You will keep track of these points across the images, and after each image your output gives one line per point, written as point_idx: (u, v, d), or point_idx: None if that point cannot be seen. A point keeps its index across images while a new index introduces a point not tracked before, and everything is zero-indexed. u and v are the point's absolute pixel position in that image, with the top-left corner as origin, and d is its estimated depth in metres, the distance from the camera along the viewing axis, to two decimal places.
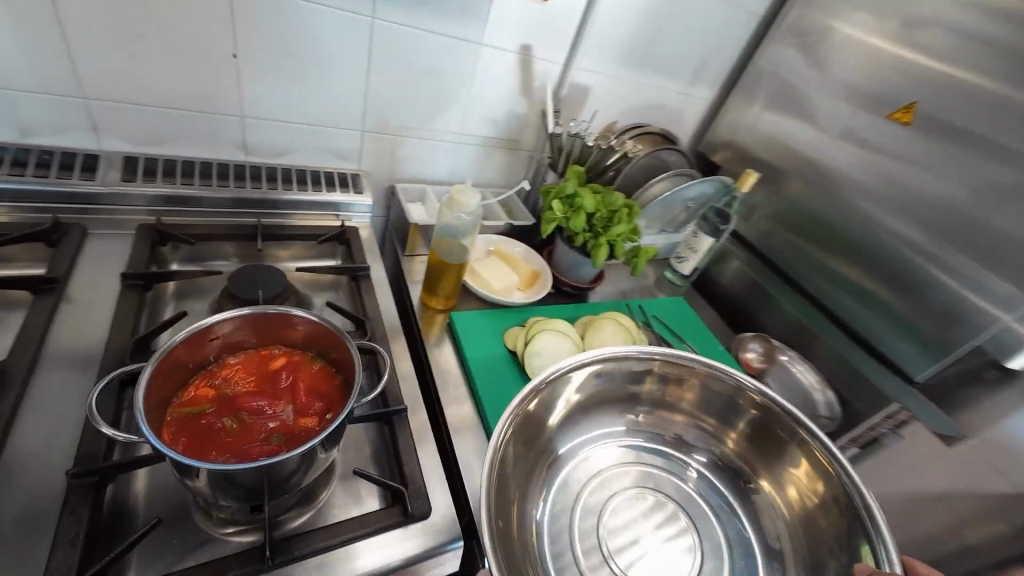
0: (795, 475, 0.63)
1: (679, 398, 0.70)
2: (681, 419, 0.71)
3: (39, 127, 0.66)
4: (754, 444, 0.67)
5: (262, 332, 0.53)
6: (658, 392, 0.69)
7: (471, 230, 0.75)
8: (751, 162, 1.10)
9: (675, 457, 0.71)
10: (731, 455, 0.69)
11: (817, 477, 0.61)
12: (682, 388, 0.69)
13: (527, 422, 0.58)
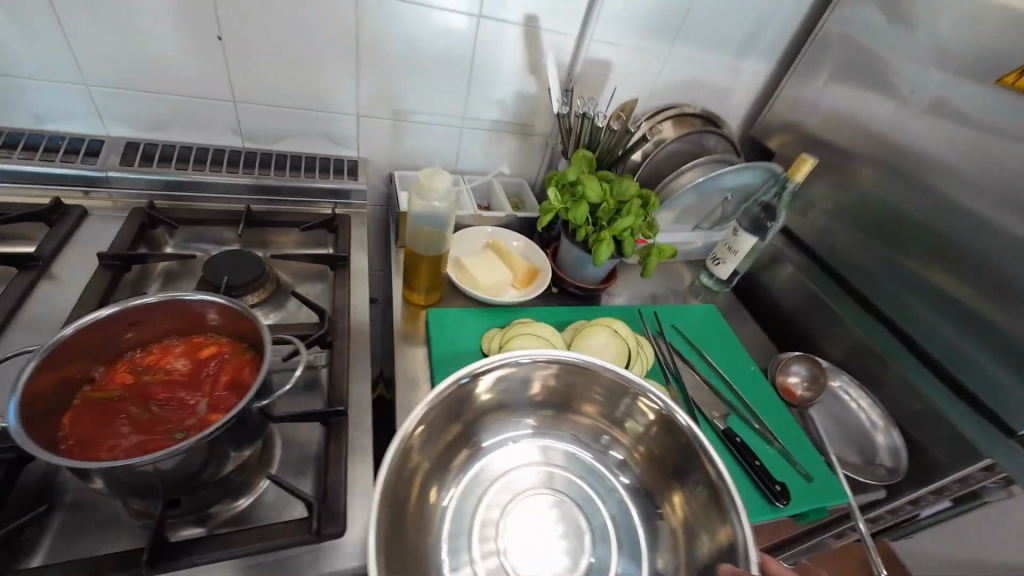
0: (699, 505, 0.51)
1: (581, 401, 0.59)
2: (587, 422, 0.59)
3: (49, 113, 0.70)
4: (668, 470, 0.55)
5: (186, 318, 0.50)
6: (558, 394, 0.58)
7: (448, 219, 0.68)
8: (813, 148, 0.91)
9: (589, 463, 0.59)
10: (646, 475, 0.56)
11: (715, 521, 0.48)
12: (598, 397, 0.58)
13: (434, 427, 0.51)
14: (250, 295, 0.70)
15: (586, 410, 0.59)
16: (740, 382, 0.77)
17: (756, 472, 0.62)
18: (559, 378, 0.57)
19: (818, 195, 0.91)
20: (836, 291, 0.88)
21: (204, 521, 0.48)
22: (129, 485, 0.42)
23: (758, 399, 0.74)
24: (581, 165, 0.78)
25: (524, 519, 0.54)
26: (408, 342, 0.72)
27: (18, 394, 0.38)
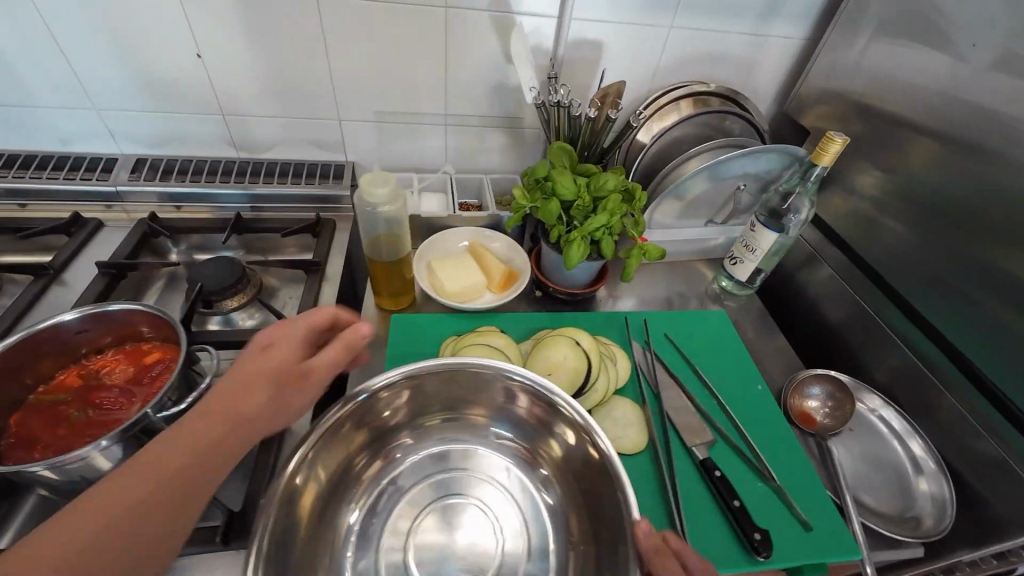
0: (597, 503, 0.49)
1: (474, 402, 0.57)
2: (481, 419, 0.58)
3: (74, 137, 0.80)
4: (572, 470, 0.53)
5: (131, 326, 0.53)
6: (451, 397, 0.57)
7: (400, 221, 0.66)
8: (854, 123, 0.75)
9: (481, 461, 0.58)
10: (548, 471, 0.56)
11: (609, 526, 0.46)
12: (505, 401, 0.56)
13: (338, 442, 0.50)
14: (230, 298, 0.74)
15: (477, 408, 0.57)
16: (737, 404, 0.66)
17: (734, 516, 0.53)
18: (460, 385, 0.55)
19: (862, 180, 0.75)
20: (883, 297, 0.72)
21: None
22: (60, 485, 0.45)
23: (756, 426, 0.64)
24: (561, 158, 0.71)
25: (433, 522, 0.53)
26: (373, 347, 0.71)
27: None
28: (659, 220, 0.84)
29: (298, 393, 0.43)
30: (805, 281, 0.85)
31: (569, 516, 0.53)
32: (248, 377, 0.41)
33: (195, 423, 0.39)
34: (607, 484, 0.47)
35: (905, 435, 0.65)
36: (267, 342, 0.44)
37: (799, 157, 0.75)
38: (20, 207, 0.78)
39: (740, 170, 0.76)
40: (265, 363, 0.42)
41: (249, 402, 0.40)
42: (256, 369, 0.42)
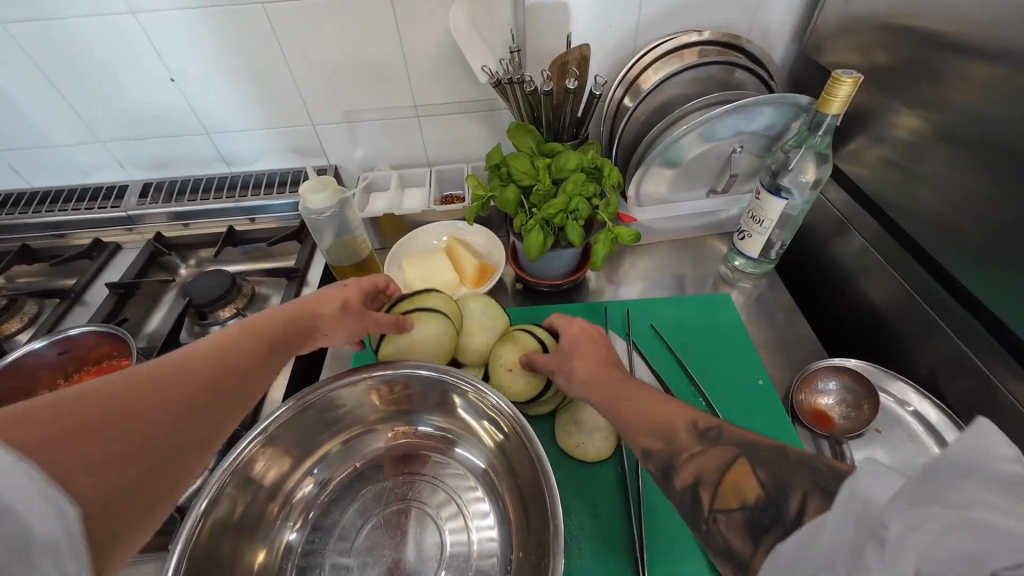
0: (528, 492, 0.46)
1: (400, 403, 0.55)
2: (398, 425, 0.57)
3: (91, 169, 0.88)
4: (504, 458, 0.50)
5: (102, 347, 0.57)
6: (378, 401, 0.55)
7: (350, 220, 0.65)
8: (881, 55, 0.61)
9: (411, 463, 0.55)
10: (485, 463, 0.53)
11: (540, 517, 0.43)
12: (431, 400, 0.54)
13: (272, 455, 0.50)
14: (221, 309, 0.77)
15: (404, 408, 0.56)
16: (727, 401, 0.58)
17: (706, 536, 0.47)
18: (372, 391, 0.54)
19: (896, 124, 0.61)
20: (927, 270, 0.59)
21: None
22: None
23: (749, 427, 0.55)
24: (524, 139, 0.65)
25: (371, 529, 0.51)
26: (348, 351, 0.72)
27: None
28: (648, 195, 0.75)
29: (352, 329, 0.49)
30: (834, 254, 0.72)
31: (508, 507, 0.50)
32: (325, 301, 0.48)
33: (242, 331, 0.42)
34: (531, 468, 0.45)
35: (946, 435, 0.55)
36: (342, 288, 0.50)
37: (803, 105, 0.62)
38: (57, 237, 0.88)
39: (735, 129, 0.65)
40: (338, 297, 0.49)
41: (318, 323, 0.47)
42: (327, 298, 0.48)
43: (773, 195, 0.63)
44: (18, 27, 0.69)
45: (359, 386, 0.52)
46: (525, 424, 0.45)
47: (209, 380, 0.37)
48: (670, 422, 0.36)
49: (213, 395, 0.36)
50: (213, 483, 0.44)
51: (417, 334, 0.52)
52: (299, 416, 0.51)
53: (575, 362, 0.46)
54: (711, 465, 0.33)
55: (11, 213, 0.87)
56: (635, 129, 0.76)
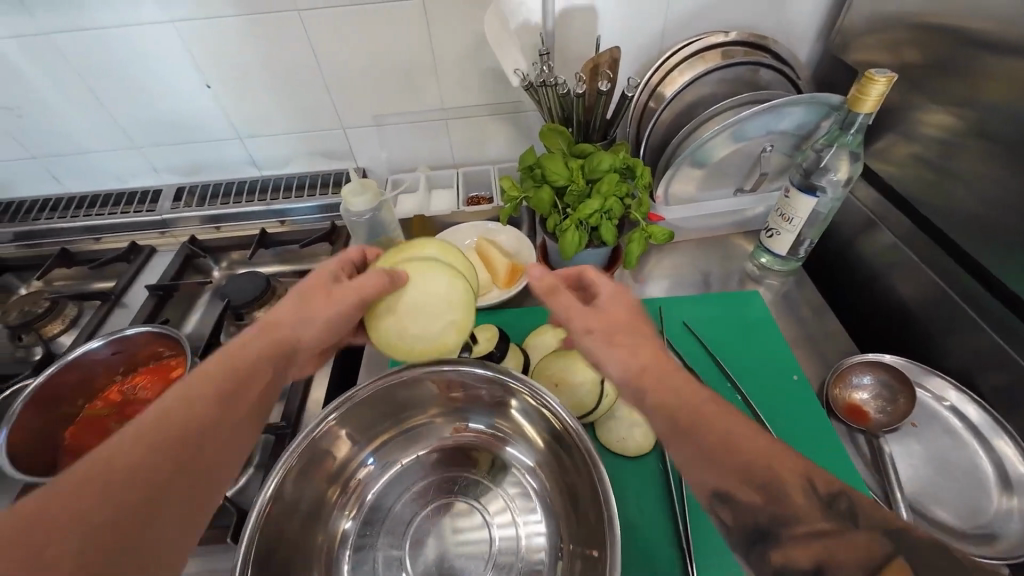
0: (580, 488, 0.47)
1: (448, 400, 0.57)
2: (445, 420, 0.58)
3: (127, 174, 0.90)
4: (554, 455, 0.52)
5: (156, 347, 0.59)
6: (426, 398, 0.56)
7: (390, 222, 0.67)
8: (911, 54, 0.62)
9: (460, 458, 0.56)
10: (533, 459, 0.54)
11: (593, 512, 0.44)
12: (480, 397, 0.55)
13: (327, 450, 0.52)
14: (257, 309, 0.79)
15: (451, 404, 0.57)
16: (764, 397, 0.59)
17: None
18: (419, 389, 0.55)
19: (926, 122, 0.62)
20: (960, 267, 0.59)
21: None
22: None
23: (786, 422, 0.57)
24: (556, 141, 0.67)
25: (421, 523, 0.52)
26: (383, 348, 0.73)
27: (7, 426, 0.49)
28: (677, 194, 0.76)
29: (331, 309, 0.46)
30: (860, 251, 0.73)
31: (557, 502, 0.51)
32: (283, 307, 0.46)
33: (209, 365, 0.41)
34: (585, 467, 0.46)
35: (988, 433, 0.55)
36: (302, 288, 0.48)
37: (836, 104, 0.63)
38: (93, 240, 0.91)
39: (766, 128, 0.66)
40: (298, 298, 0.47)
41: (287, 330, 0.45)
42: (289, 305, 0.47)
43: (803, 194, 0.64)
44: (61, 37, 0.71)
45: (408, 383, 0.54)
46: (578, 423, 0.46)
47: (190, 425, 0.36)
48: (778, 476, 0.31)
49: (189, 440, 0.36)
50: (278, 473, 0.45)
51: (418, 282, 0.49)
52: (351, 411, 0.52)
53: (602, 343, 0.43)
54: (850, 557, 0.28)
55: (50, 218, 0.89)
56: (662, 129, 0.77)
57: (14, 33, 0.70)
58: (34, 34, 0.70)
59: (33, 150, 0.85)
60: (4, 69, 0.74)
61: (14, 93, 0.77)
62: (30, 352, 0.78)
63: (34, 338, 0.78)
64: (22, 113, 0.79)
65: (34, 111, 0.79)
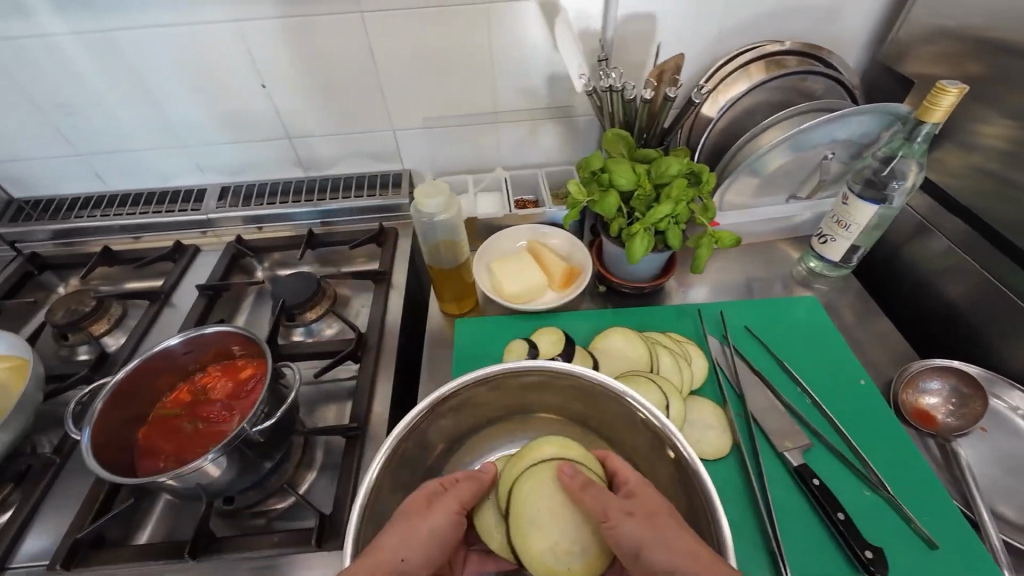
0: (670, 485, 0.48)
1: (535, 403, 0.58)
2: (529, 421, 0.60)
3: (173, 173, 0.89)
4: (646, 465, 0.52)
5: (226, 347, 0.59)
6: (505, 402, 0.57)
7: (456, 226, 0.67)
8: (970, 65, 0.64)
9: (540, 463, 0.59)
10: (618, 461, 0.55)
11: (686, 503, 0.45)
12: (563, 402, 0.57)
13: (418, 453, 0.52)
14: (309, 310, 0.78)
15: (533, 408, 0.59)
16: (833, 400, 0.59)
17: (838, 531, 0.48)
18: (505, 395, 0.56)
19: (987, 131, 0.63)
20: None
21: (263, 513, 0.59)
22: (181, 492, 0.52)
23: (860, 424, 0.57)
24: (617, 146, 0.67)
25: None
26: (440, 349, 0.73)
27: (90, 425, 0.48)
28: (732, 199, 0.76)
29: (444, 521, 0.41)
30: (913, 257, 0.74)
31: None
32: (387, 532, 0.39)
33: None
34: (676, 471, 0.46)
35: None
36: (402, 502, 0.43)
37: (900, 114, 0.64)
38: (133, 239, 0.90)
39: (830, 136, 0.66)
40: (398, 512, 0.41)
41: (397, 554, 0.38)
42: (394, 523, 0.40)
43: (864, 202, 0.64)
44: (121, 33, 0.70)
45: (493, 387, 0.55)
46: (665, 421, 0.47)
47: None
48: None
49: None
50: (379, 460, 0.46)
51: (546, 506, 0.41)
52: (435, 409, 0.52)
53: (625, 528, 0.38)
54: None
55: (91, 216, 0.88)
56: (716, 137, 0.78)
57: (74, 29, 0.70)
58: (95, 31, 0.70)
59: (78, 147, 0.84)
60: (59, 66, 0.73)
61: (66, 90, 0.76)
62: (75, 351, 0.76)
63: (80, 336, 0.77)
64: (72, 111, 0.79)
65: (84, 108, 0.78)
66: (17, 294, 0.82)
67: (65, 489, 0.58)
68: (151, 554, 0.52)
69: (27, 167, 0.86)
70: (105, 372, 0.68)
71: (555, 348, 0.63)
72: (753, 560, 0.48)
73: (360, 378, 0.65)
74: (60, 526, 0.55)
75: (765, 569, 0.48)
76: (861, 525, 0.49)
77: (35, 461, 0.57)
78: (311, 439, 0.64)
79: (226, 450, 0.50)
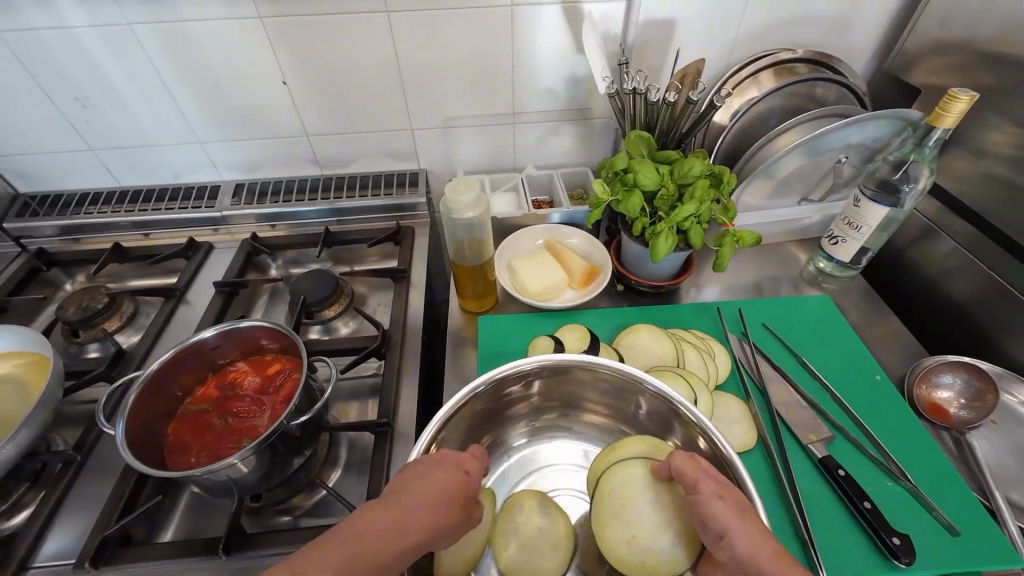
0: None
1: (567, 396, 0.59)
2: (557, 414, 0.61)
3: (187, 169, 0.89)
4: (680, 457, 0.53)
5: (254, 342, 0.60)
6: (536, 394, 0.59)
7: (482, 224, 0.68)
8: (979, 76, 0.67)
9: (568, 456, 0.60)
10: None
11: None
12: (593, 394, 0.58)
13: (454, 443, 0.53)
14: (327, 309, 0.77)
15: (564, 402, 0.60)
16: (852, 393, 0.61)
17: (865, 519, 0.50)
18: (537, 387, 0.58)
19: (996, 138, 0.66)
20: None
21: (289, 511, 0.57)
22: (212, 486, 0.51)
23: (879, 416, 0.59)
24: (638, 147, 0.69)
25: None
26: (463, 347, 0.73)
27: (124, 417, 0.49)
28: (747, 201, 0.78)
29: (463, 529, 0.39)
30: (920, 258, 0.77)
31: None
32: (431, 506, 0.37)
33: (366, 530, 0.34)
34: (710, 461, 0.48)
35: None
36: (452, 461, 0.40)
37: (913, 120, 0.67)
38: (143, 236, 0.88)
39: (845, 140, 0.69)
40: (450, 479, 0.39)
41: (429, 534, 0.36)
42: (442, 494, 0.38)
43: (877, 204, 0.67)
44: (144, 28, 0.70)
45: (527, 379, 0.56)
46: (699, 413, 0.48)
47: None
48: None
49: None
50: (422, 443, 0.47)
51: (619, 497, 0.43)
52: (472, 398, 0.53)
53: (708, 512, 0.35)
54: None
55: (101, 212, 0.86)
56: (733, 140, 0.79)
57: (96, 22, 0.69)
58: (116, 24, 0.70)
59: (90, 141, 0.83)
60: (77, 58, 0.73)
61: (83, 82, 0.76)
62: (84, 349, 0.74)
63: (91, 334, 0.74)
64: (87, 104, 0.78)
65: (100, 101, 0.78)
66: (23, 291, 0.80)
67: (85, 489, 0.56)
68: (180, 552, 0.50)
69: (37, 161, 0.85)
70: (122, 370, 0.66)
71: (581, 344, 0.64)
72: (786, 547, 0.50)
73: (386, 374, 0.65)
74: (84, 525, 0.53)
75: (799, 556, 0.49)
76: (886, 513, 0.51)
77: (54, 459, 0.56)
78: (335, 437, 0.62)
79: (253, 451, 0.49)
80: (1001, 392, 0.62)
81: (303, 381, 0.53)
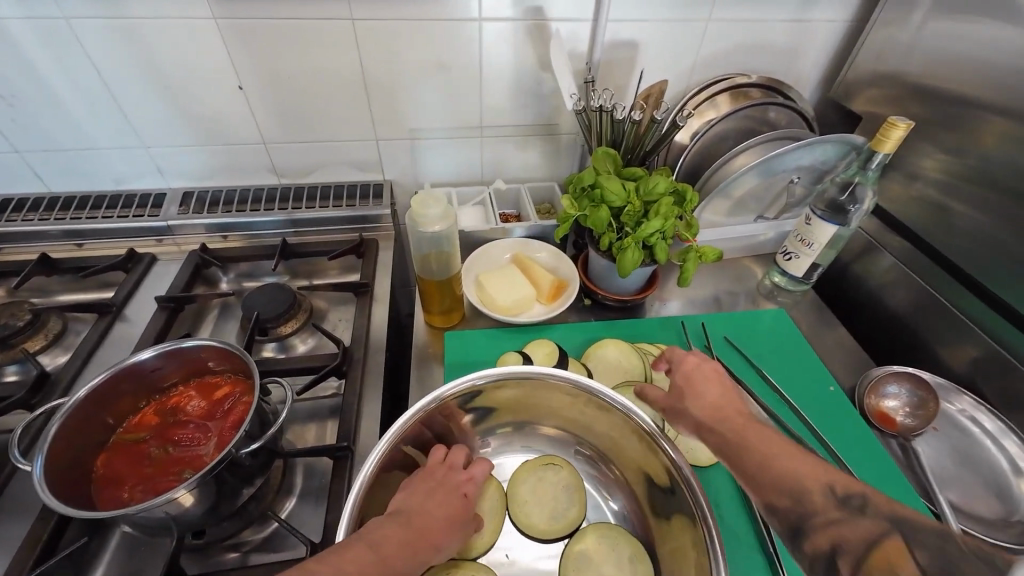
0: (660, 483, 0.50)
1: (531, 410, 0.59)
2: (521, 427, 0.62)
3: (131, 174, 0.82)
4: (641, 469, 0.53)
5: (197, 364, 0.55)
6: (502, 409, 0.58)
7: (448, 239, 0.66)
8: (912, 107, 0.73)
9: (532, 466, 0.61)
10: (610, 460, 0.58)
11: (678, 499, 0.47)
12: (559, 410, 0.58)
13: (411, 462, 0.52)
14: (284, 325, 0.72)
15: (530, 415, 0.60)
16: (807, 403, 0.64)
17: None
18: (498, 400, 0.57)
19: (927, 164, 0.72)
20: (957, 285, 0.69)
21: (236, 546, 0.52)
22: (147, 525, 0.46)
23: (830, 423, 0.62)
24: (604, 163, 0.69)
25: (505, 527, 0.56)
26: (428, 363, 0.71)
27: (45, 453, 0.44)
28: (707, 217, 0.81)
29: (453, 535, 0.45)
30: (863, 272, 0.82)
31: (637, 494, 0.55)
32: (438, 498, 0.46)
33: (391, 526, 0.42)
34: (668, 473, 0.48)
35: (1002, 438, 0.62)
36: (456, 483, 0.48)
37: (856, 145, 0.71)
38: (75, 246, 0.80)
39: (796, 162, 0.72)
40: (449, 503, 0.46)
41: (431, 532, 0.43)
42: (444, 516, 0.45)
43: (825, 223, 0.70)
44: (82, 23, 0.65)
45: (490, 391, 0.55)
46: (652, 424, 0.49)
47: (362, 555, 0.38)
48: None
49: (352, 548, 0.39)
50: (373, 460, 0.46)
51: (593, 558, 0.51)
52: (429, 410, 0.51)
53: (712, 394, 0.46)
54: None
55: (26, 219, 0.79)
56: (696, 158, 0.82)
57: (29, 15, 0.64)
58: (50, 17, 0.65)
59: (16, 142, 0.76)
60: (5, 56, 0.67)
61: (9, 76, 0.69)
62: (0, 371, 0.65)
63: (9, 355, 0.66)
64: (14, 104, 0.72)
65: (29, 100, 0.72)
66: None
67: None
68: None
69: None
70: (44, 397, 0.60)
71: (549, 360, 0.63)
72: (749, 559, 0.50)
73: (348, 392, 0.62)
74: None
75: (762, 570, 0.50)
76: None
77: None
78: (289, 462, 0.58)
79: (198, 484, 0.45)
80: (942, 402, 0.66)
81: (256, 403, 0.50)
